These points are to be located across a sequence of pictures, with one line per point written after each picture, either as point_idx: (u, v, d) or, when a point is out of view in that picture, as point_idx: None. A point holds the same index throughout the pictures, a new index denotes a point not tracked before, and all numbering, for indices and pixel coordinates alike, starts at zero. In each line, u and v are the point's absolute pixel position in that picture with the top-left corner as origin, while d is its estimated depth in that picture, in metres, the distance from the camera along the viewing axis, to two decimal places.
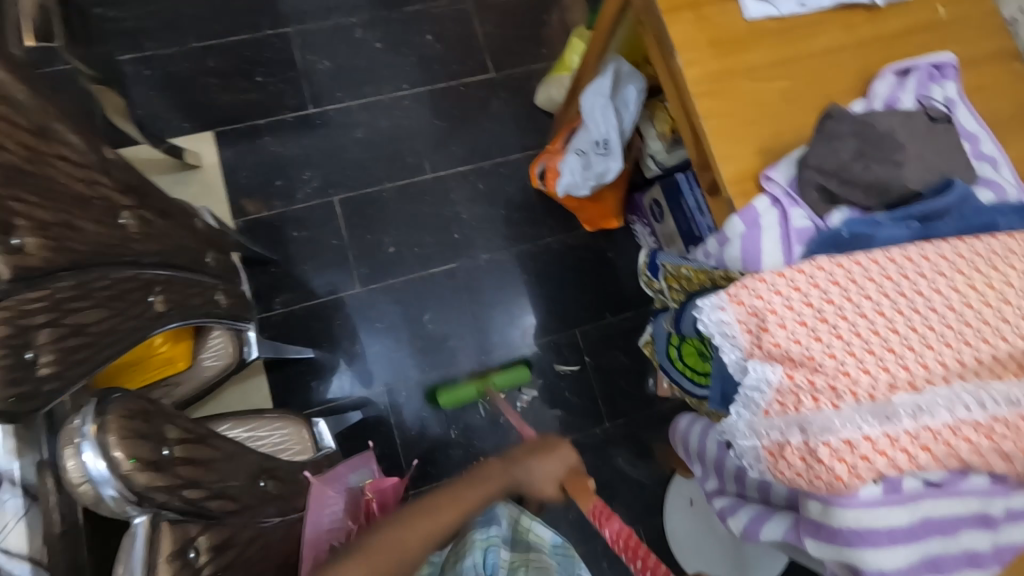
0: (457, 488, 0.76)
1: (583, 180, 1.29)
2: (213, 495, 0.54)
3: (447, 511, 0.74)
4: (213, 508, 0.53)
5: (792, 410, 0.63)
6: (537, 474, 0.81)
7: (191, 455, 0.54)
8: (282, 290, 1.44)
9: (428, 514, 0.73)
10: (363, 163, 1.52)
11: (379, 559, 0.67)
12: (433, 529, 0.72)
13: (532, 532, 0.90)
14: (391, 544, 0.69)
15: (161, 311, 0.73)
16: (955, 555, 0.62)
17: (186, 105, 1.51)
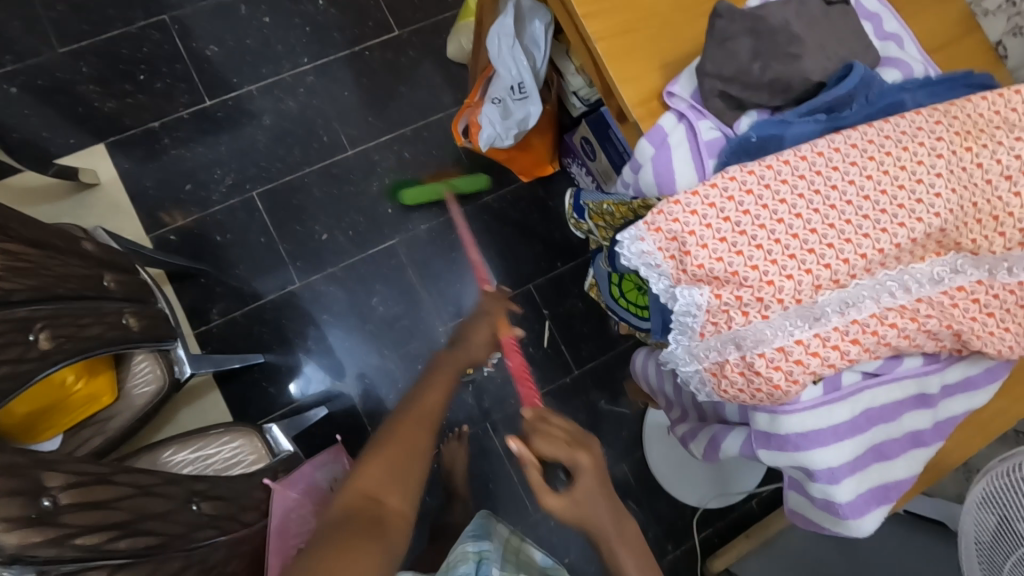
0: (421, 387, 0.77)
1: (506, 130, 1.22)
2: (122, 534, 0.52)
3: (424, 404, 0.74)
4: (124, 549, 0.51)
5: (725, 327, 0.62)
6: (473, 332, 0.89)
7: (88, 498, 0.51)
8: (218, 298, 1.37)
9: (412, 413, 0.72)
10: (276, 151, 1.43)
11: (395, 454, 0.66)
12: (423, 420, 0.72)
13: (523, 551, 1.03)
14: (394, 442, 0.68)
15: (50, 348, 0.67)
16: (898, 439, 0.63)
17: (70, 120, 1.38)
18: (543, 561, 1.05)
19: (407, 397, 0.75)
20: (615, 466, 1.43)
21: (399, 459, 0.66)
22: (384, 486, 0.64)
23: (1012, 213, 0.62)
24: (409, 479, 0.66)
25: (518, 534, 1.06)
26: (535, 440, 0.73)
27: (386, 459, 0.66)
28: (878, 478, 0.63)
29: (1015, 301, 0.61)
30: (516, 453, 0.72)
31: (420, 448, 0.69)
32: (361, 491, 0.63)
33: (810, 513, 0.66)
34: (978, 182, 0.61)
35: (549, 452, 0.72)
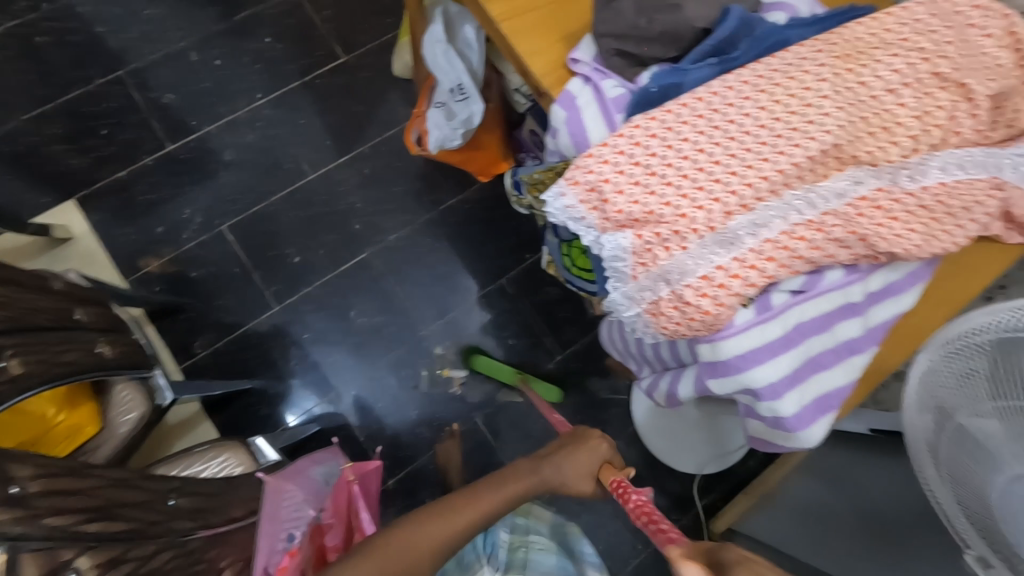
0: (454, 514, 0.71)
1: (452, 131, 1.26)
2: (91, 517, 0.55)
3: (440, 534, 0.69)
4: (94, 531, 0.54)
5: (652, 265, 0.65)
6: (578, 466, 0.81)
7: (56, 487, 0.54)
8: (201, 332, 1.40)
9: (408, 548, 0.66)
10: (241, 185, 1.48)
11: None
12: (423, 554, 0.67)
13: (532, 511, 1.03)
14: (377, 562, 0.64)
15: (21, 373, 0.69)
16: (832, 350, 0.67)
17: (38, 181, 1.43)
18: (553, 521, 1.04)
19: (426, 511, 0.70)
20: None
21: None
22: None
23: (902, 122, 0.66)
24: None
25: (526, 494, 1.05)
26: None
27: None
28: (819, 388, 0.66)
29: (916, 203, 0.65)
30: None
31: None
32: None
33: (767, 434, 0.69)
34: (864, 99, 0.65)
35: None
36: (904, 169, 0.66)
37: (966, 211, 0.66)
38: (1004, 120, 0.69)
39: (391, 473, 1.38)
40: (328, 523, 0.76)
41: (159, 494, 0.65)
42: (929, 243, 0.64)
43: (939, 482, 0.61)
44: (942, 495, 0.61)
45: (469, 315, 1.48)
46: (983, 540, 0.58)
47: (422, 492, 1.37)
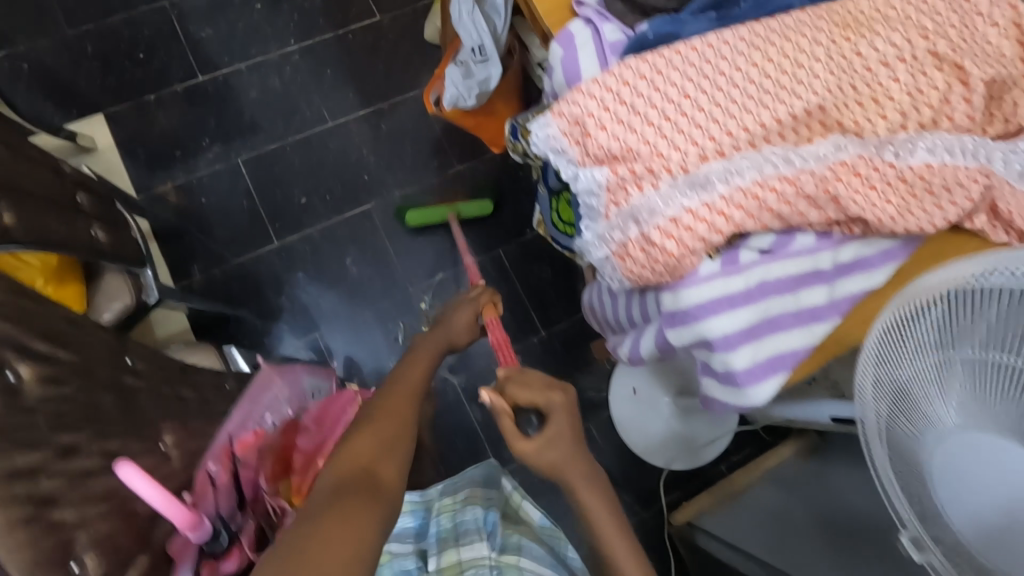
0: (403, 370, 0.79)
1: (467, 90, 1.28)
2: (44, 338, 0.53)
3: (401, 386, 0.74)
4: (43, 351, 0.52)
5: (624, 204, 0.66)
6: (456, 320, 0.94)
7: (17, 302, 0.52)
8: (200, 257, 1.44)
9: (397, 392, 0.73)
10: (261, 123, 1.52)
11: (386, 429, 0.66)
12: (402, 398, 0.72)
13: (524, 507, 0.95)
14: (383, 416, 0.68)
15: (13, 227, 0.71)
16: (793, 314, 0.66)
17: (71, 92, 1.48)
18: (541, 523, 0.94)
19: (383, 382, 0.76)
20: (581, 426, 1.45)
21: (390, 430, 0.66)
22: (373, 456, 0.63)
23: (893, 97, 0.66)
24: (400, 443, 0.66)
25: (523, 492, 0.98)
26: (510, 387, 0.77)
27: (381, 430, 0.66)
28: (774, 349, 0.66)
29: (896, 175, 0.64)
30: (490, 402, 0.76)
31: (407, 422, 0.69)
32: (355, 461, 0.62)
33: (716, 393, 0.69)
34: (857, 69, 0.65)
35: (523, 397, 0.77)
36: (890, 145, 0.66)
37: (947, 193, 0.65)
38: (1002, 115, 0.69)
39: None
40: (306, 425, 0.71)
41: (119, 348, 0.64)
42: (902, 218, 0.64)
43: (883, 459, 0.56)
44: (878, 455, 0.57)
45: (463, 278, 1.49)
46: (915, 516, 0.54)
47: None
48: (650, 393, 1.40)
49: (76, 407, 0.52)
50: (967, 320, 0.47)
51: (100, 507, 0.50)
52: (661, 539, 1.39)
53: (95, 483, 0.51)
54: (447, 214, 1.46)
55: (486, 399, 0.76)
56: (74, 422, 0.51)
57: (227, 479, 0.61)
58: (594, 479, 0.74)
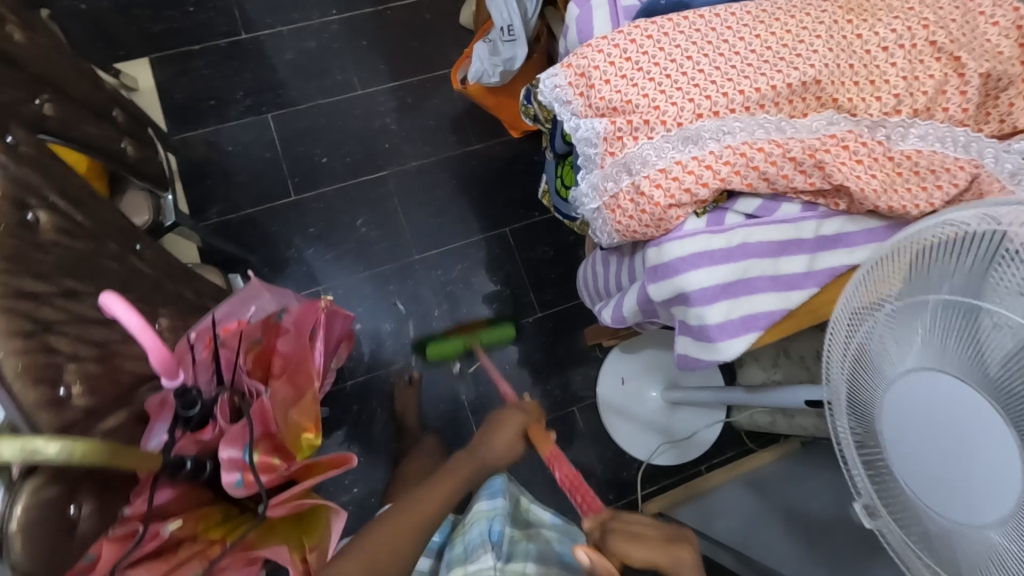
0: (419, 496, 0.76)
1: (492, 67, 1.32)
2: (64, 197, 0.56)
3: (417, 510, 0.74)
4: (63, 207, 0.55)
5: (619, 154, 0.69)
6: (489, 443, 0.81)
7: (44, 162, 0.56)
8: (219, 201, 1.49)
9: (398, 523, 0.71)
10: (293, 84, 1.58)
11: (378, 558, 0.68)
12: (407, 532, 0.71)
13: (530, 512, 0.95)
14: (378, 545, 0.69)
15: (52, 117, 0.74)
16: (769, 277, 0.69)
17: (116, 30, 1.53)
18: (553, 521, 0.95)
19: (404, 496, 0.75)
20: (565, 408, 1.46)
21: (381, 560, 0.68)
22: None
23: (889, 80, 0.68)
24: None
25: (528, 496, 0.97)
26: (613, 539, 0.63)
27: (372, 561, 0.67)
28: (747, 308, 0.68)
29: (883, 153, 0.67)
30: (587, 559, 0.60)
31: (401, 558, 0.69)
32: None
33: (689, 348, 0.72)
34: (856, 49, 0.68)
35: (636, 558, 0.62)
36: (881, 126, 0.68)
37: (934, 175, 0.67)
38: (997, 114, 0.72)
39: (350, 376, 1.42)
40: (284, 328, 0.73)
41: (129, 233, 0.68)
42: (885, 194, 0.66)
43: (842, 421, 0.57)
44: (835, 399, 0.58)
45: (467, 252, 1.53)
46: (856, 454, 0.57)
47: (373, 401, 1.41)
48: (639, 381, 1.45)
49: (82, 264, 0.55)
50: (946, 271, 0.49)
51: (97, 350, 0.53)
52: None
53: (95, 329, 0.54)
54: (470, 342, 1.43)
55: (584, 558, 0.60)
56: (83, 272, 0.55)
57: (207, 356, 0.67)
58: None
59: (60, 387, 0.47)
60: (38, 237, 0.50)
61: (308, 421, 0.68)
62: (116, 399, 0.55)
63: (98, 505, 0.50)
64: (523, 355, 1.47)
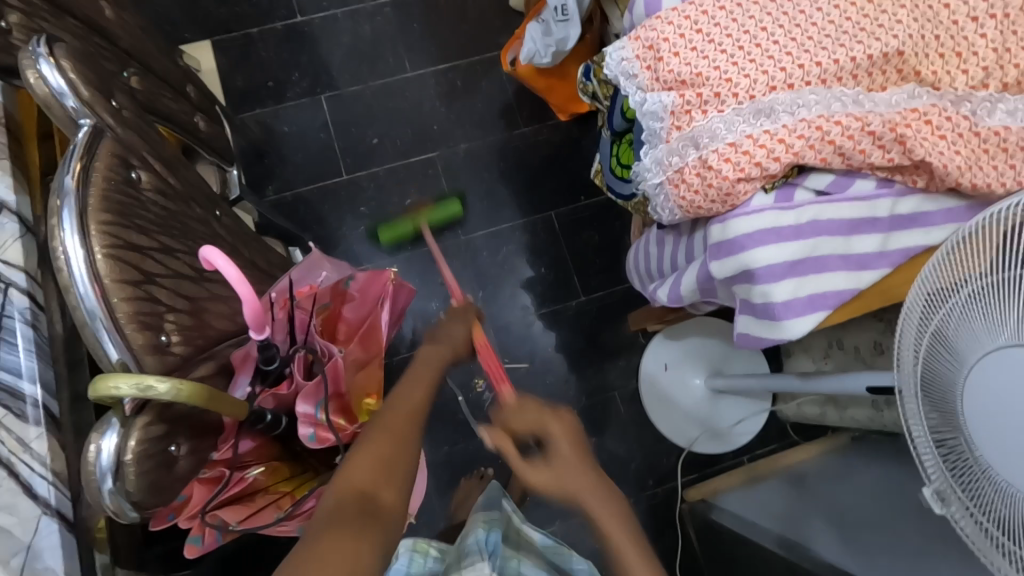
0: (404, 385, 0.73)
1: (545, 47, 1.31)
2: (159, 161, 0.61)
3: (406, 397, 0.70)
4: (158, 169, 0.60)
5: (686, 128, 0.69)
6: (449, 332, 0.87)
7: (141, 132, 0.62)
8: (275, 178, 1.55)
9: (396, 413, 0.68)
10: (344, 66, 1.61)
11: (385, 449, 0.62)
12: (403, 420, 0.67)
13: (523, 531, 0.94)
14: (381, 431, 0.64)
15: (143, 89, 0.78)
16: (839, 255, 0.67)
17: (180, 11, 1.59)
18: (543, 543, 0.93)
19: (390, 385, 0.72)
20: (606, 392, 1.45)
21: (385, 442, 0.63)
22: (374, 478, 0.59)
23: (977, 52, 0.66)
24: (399, 470, 0.62)
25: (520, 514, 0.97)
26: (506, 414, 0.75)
27: (378, 452, 0.62)
28: (816, 286, 0.67)
29: (968, 128, 0.63)
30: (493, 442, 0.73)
31: (407, 437, 0.65)
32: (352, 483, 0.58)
33: (751, 328, 0.71)
34: (943, 20, 0.66)
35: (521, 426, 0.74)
36: (968, 100, 0.65)
37: (1023, 153, 0.64)
38: None
39: (397, 352, 1.46)
40: (351, 294, 0.76)
41: (211, 199, 0.73)
42: (970, 171, 0.63)
43: (915, 408, 0.57)
44: (906, 370, 0.58)
45: (513, 235, 1.54)
46: (930, 433, 0.56)
47: None
48: (682, 369, 1.42)
49: (177, 221, 0.60)
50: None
51: (189, 304, 0.58)
52: (671, 516, 1.39)
53: (188, 286, 0.59)
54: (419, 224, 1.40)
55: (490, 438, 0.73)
56: (178, 230, 0.60)
57: (283, 317, 0.70)
58: (606, 496, 0.68)
59: (161, 334, 0.52)
60: (140, 194, 0.56)
61: (372, 384, 0.73)
62: (203, 352, 0.60)
63: (194, 448, 0.56)
64: (565, 338, 1.48)
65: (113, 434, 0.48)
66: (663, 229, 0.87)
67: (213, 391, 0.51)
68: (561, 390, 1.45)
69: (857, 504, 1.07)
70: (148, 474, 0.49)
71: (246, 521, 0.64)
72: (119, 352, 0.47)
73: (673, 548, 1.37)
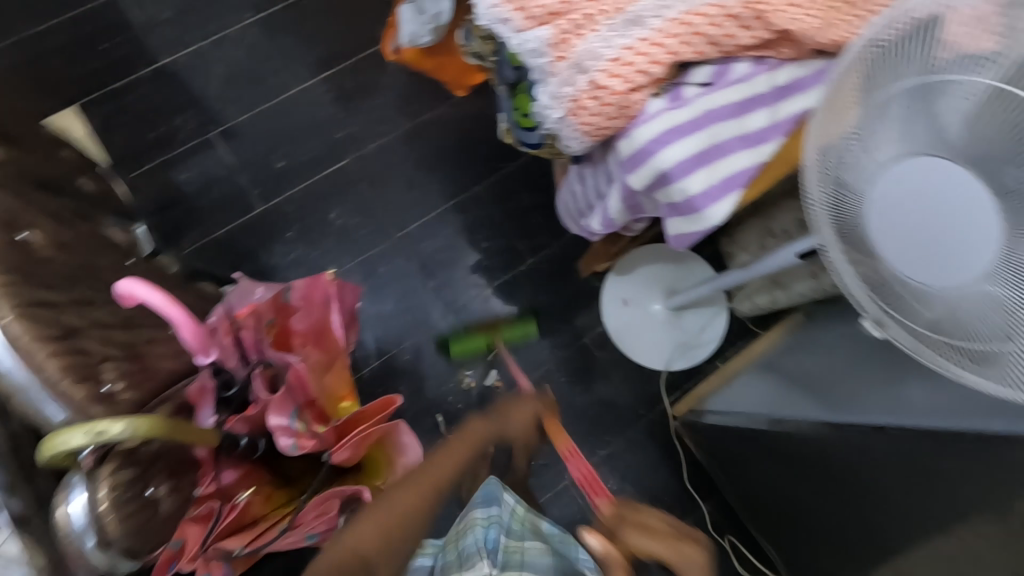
0: (441, 458, 0.76)
1: (421, 26, 1.26)
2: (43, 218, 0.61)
3: (435, 472, 0.75)
4: (46, 227, 0.61)
5: (568, 57, 0.72)
6: (514, 413, 0.86)
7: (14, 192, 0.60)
8: (190, 228, 1.48)
9: (418, 485, 0.74)
10: (227, 97, 1.55)
11: (391, 523, 0.69)
12: (419, 494, 0.73)
13: (529, 522, 0.97)
14: (392, 512, 0.70)
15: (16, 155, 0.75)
16: (736, 138, 0.71)
17: (32, 84, 1.48)
18: (552, 531, 0.97)
19: (418, 465, 0.76)
20: (577, 341, 1.49)
21: (394, 524, 0.69)
22: (374, 550, 0.67)
23: None
24: (403, 543, 0.69)
25: (525, 504, 0.99)
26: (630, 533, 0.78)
27: (382, 522, 0.69)
28: (725, 170, 0.72)
29: None
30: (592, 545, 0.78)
31: (418, 516, 0.72)
32: (351, 550, 0.66)
33: (679, 228, 0.76)
34: None
35: (645, 547, 0.77)
36: None
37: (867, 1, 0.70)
38: None
39: (366, 364, 1.45)
40: (294, 305, 0.76)
41: (100, 249, 0.73)
42: (826, 28, 0.68)
43: (839, 258, 0.56)
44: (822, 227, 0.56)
45: (447, 218, 1.54)
46: (859, 279, 0.56)
47: (397, 380, 1.44)
48: (640, 299, 1.48)
49: (77, 274, 0.61)
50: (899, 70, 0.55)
51: (122, 350, 0.62)
52: (668, 435, 1.46)
53: (112, 334, 0.62)
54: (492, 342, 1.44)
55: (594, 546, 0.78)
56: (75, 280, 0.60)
57: (230, 342, 0.70)
58: None
59: (102, 385, 0.55)
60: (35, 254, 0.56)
61: (340, 385, 0.81)
62: (154, 397, 0.64)
63: (168, 489, 0.64)
64: (525, 301, 1.50)
65: (80, 492, 0.52)
66: (579, 164, 0.90)
67: (174, 423, 0.57)
68: (536, 352, 1.48)
69: (812, 366, 1.14)
70: (125, 519, 0.55)
71: (252, 542, 0.70)
72: (62, 412, 0.51)
73: (678, 464, 1.45)
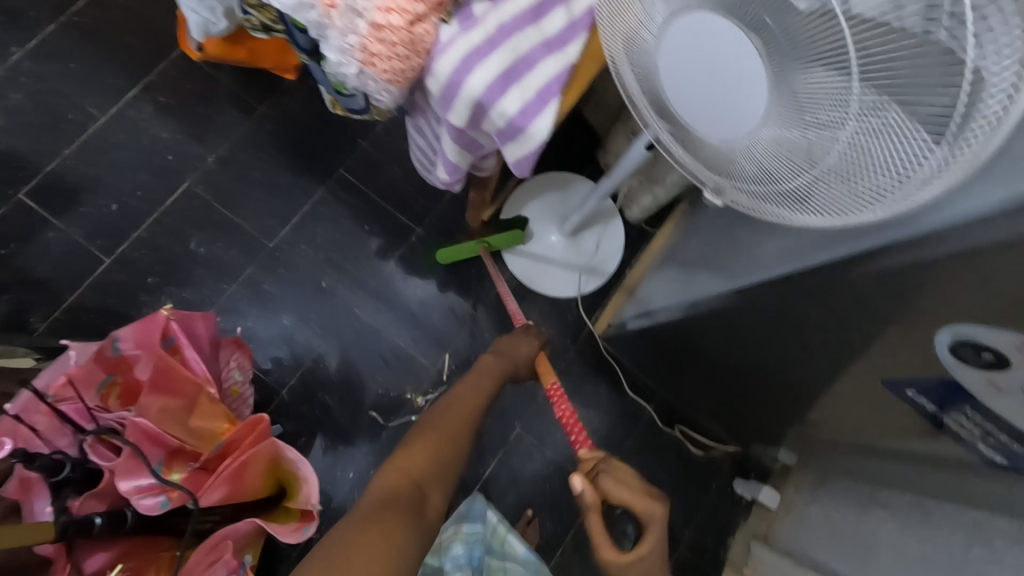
0: (457, 396, 0.95)
1: (211, 13, 1.12)
2: None
3: (457, 410, 0.92)
4: None
5: (337, 2, 0.64)
6: (516, 347, 1.06)
7: None
8: (32, 306, 1.30)
9: (451, 416, 0.91)
10: (23, 150, 1.34)
11: (436, 447, 0.84)
12: (453, 421, 0.90)
13: (508, 544, 1.07)
14: (431, 436, 0.86)
15: None
16: (538, 45, 0.68)
17: None
18: (527, 555, 1.06)
19: (445, 399, 0.94)
20: (489, 293, 1.46)
21: (439, 449, 0.84)
22: (424, 470, 0.81)
23: None
24: (446, 465, 0.84)
25: (506, 524, 1.08)
26: (604, 480, 0.81)
27: (429, 448, 0.83)
28: (536, 82, 0.69)
29: None
30: (581, 488, 0.79)
31: (453, 442, 0.87)
32: (406, 474, 0.78)
33: (514, 152, 0.72)
34: None
35: (614, 493, 0.80)
36: None
37: None
38: None
39: (283, 386, 1.37)
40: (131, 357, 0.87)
41: None
42: None
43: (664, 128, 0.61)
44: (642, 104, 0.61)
45: (320, 212, 1.44)
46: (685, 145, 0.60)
47: (320, 392, 1.38)
48: (536, 235, 1.47)
49: None
50: None
51: None
52: (600, 353, 1.49)
53: None
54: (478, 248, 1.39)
55: (579, 486, 0.79)
56: None
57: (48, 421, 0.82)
58: None
59: None
60: None
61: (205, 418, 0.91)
62: None
63: None
64: (425, 271, 1.46)
65: None
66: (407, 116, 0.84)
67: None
68: (452, 316, 1.44)
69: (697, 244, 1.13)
70: None
71: None
72: None
73: (617, 376, 1.49)
